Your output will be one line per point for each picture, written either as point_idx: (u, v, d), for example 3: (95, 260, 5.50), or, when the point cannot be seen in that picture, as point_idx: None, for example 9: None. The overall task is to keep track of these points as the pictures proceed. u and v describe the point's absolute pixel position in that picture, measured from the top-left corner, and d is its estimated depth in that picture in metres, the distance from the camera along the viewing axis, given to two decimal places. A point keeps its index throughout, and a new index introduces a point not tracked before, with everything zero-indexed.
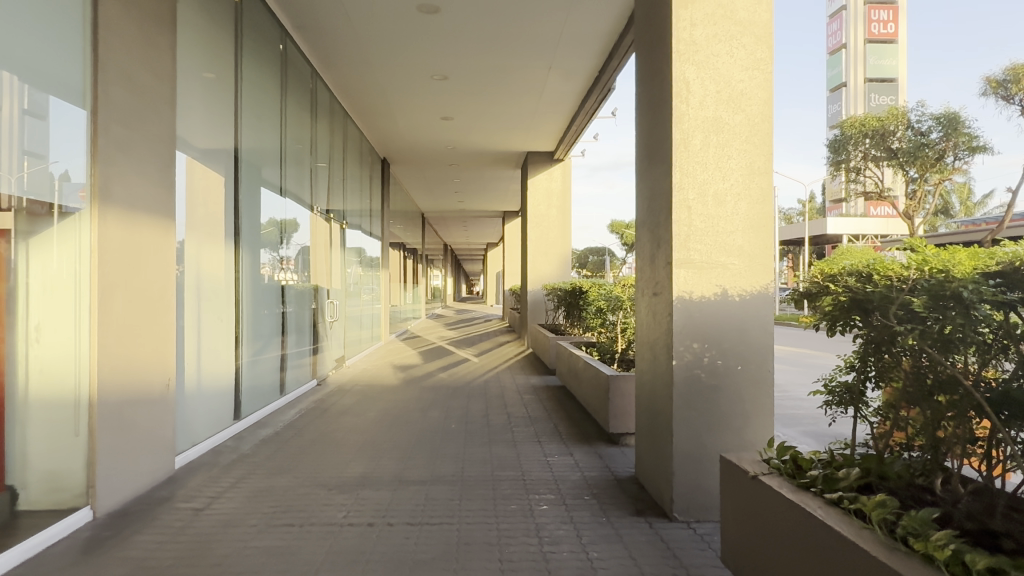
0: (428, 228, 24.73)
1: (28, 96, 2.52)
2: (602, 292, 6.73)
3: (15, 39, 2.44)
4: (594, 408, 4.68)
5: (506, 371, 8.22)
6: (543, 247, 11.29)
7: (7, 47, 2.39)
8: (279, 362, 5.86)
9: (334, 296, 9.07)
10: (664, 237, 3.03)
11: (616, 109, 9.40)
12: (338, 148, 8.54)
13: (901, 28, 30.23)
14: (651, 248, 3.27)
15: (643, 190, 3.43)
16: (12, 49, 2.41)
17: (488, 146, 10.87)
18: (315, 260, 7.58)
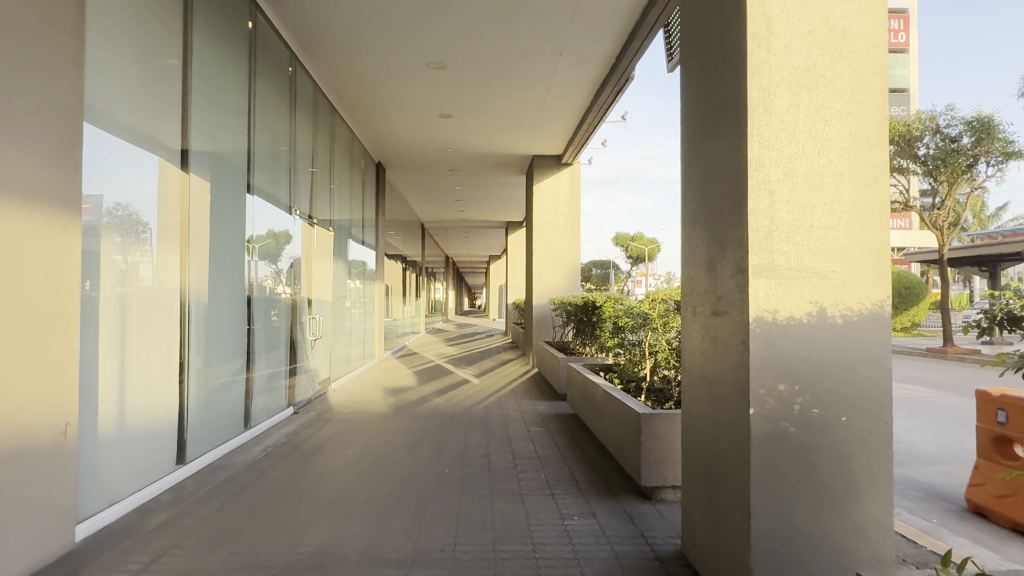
0: (430, 239, 23.98)
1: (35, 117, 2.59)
2: (621, 308, 5.85)
3: None
4: (619, 450, 3.82)
5: (510, 395, 7.35)
6: (550, 258, 10.45)
7: None
8: (245, 390, 5.00)
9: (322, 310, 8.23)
10: (732, 236, 2.19)
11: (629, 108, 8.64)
12: (325, 147, 7.72)
13: None
14: (708, 251, 2.43)
15: (694, 175, 2.60)
16: None
17: (491, 148, 10.06)
18: (300, 272, 6.75)
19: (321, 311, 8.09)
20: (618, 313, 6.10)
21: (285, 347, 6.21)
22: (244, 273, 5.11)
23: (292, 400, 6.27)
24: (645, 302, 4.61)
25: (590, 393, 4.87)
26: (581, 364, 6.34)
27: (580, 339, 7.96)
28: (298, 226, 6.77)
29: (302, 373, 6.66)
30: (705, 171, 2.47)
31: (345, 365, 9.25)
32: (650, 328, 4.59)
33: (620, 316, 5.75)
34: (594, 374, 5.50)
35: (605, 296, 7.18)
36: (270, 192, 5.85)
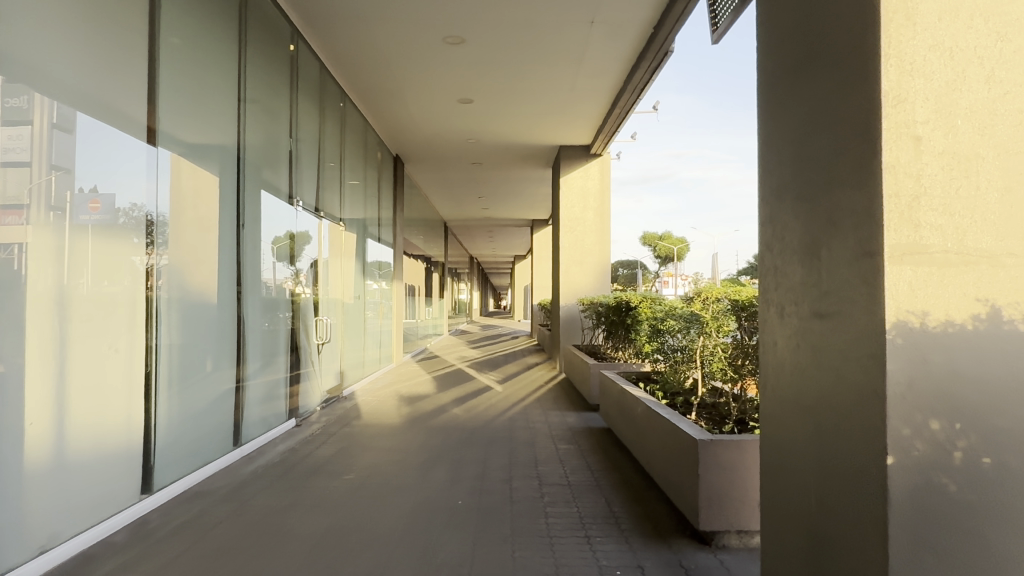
0: (454, 239, 23.44)
1: (56, 110, 2.69)
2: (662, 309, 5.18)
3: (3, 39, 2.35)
4: (668, 482, 3.17)
5: (535, 404, 6.72)
6: (578, 255, 9.79)
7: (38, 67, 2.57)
8: (238, 399, 4.43)
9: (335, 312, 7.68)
10: (854, 204, 1.54)
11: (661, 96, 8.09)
12: (336, 136, 7.16)
13: None
14: (814, 233, 1.77)
15: (788, 128, 1.94)
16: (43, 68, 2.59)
17: (515, 138, 9.45)
18: (309, 271, 6.20)
19: (336, 314, 7.53)
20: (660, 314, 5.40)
21: (292, 352, 5.64)
22: (238, 269, 4.54)
23: (297, 410, 5.70)
24: (692, 301, 3.91)
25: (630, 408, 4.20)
26: (615, 372, 5.67)
27: (614, 342, 7.29)
28: (307, 220, 6.22)
29: (311, 380, 6.08)
30: (802, 119, 1.81)
31: (360, 370, 8.69)
32: (699, 330, 3.90)
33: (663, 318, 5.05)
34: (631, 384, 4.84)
35: (641, 294, 6.49)
36: (270, 181, 5.28)
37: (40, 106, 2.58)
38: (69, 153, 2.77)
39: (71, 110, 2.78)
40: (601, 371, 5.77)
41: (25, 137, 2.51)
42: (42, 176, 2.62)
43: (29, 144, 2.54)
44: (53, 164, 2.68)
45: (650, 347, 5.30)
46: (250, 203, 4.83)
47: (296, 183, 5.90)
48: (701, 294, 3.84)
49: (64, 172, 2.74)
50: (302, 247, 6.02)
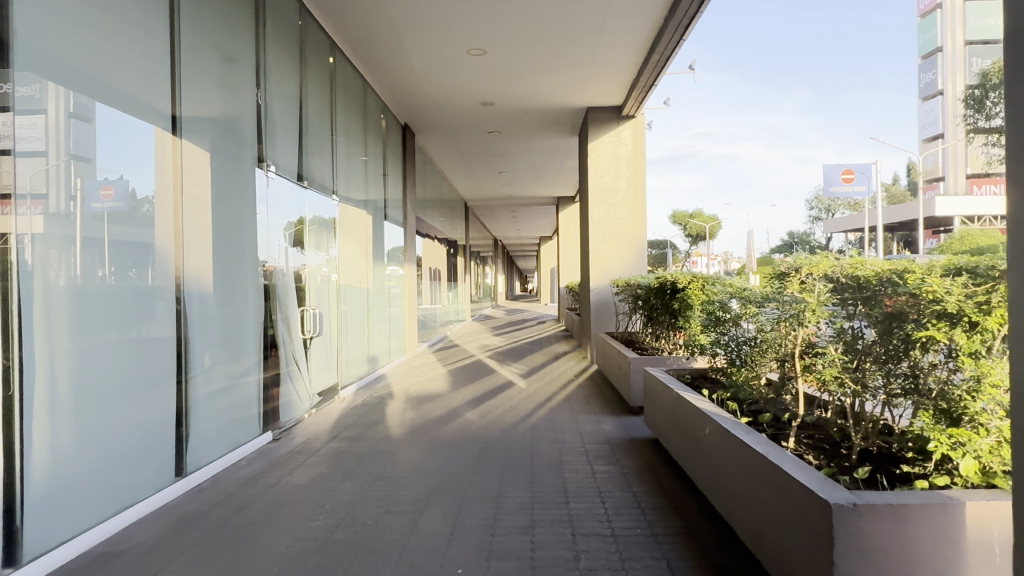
0: (475, 219, 22.37)
1: (72, 99, 2.73)
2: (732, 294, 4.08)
3: (34, 32, 2.50)
4: (775, 554, 2.10)
5: (564, 405, 5.69)
6: (610, 230, 8.68)
7: (57, 60, 2.63)
8: (180, 417, 3.41)
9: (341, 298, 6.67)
10: None
11: (694, 61, 7.56)
12: (330, 96, 6.12)
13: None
14: None
15: None
16: (61, 61, 2.65)
17: (538, 99, 8.35)
18: (292, 252, 5.16)
19: (339, 303, 6.50)
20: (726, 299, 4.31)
21: (269, 350, 4.61)
22: (176, 248, 3.49)
23: (276, 419, 4.68)
24: (792, 279, 2.82)
25: (697, 429, 3.09)
26: (663, 370, 4.56)
27: (658, 330, 6.19)
28: (290, 193, 5.15)
29: (296, 382, 5.05)
30: None
31: (368, 364, 7.69)
32: (795, 321, 2.83)
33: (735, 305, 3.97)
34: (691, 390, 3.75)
35: (693, 274, 5.38)
36: (233, 139, 4.19)
37: (54, 96, 2.62)
38: (86, 140, 2.83)
39: (87, 99, 2.83)
40: (646, 368, 4.69)
41: (40, 126, 2.54)
42: (58, 162, 2.64)
43: (45, 131, 2.58)
44: (73, 153, 2.75)
45: (713, 340, 4.22)
46: (197, 167, 3.75)
47: (273, 145, 4.80)
48: (805, 269, 2.77)
49: (82, 160, 2.80)
50: (282, 224, 4.98)
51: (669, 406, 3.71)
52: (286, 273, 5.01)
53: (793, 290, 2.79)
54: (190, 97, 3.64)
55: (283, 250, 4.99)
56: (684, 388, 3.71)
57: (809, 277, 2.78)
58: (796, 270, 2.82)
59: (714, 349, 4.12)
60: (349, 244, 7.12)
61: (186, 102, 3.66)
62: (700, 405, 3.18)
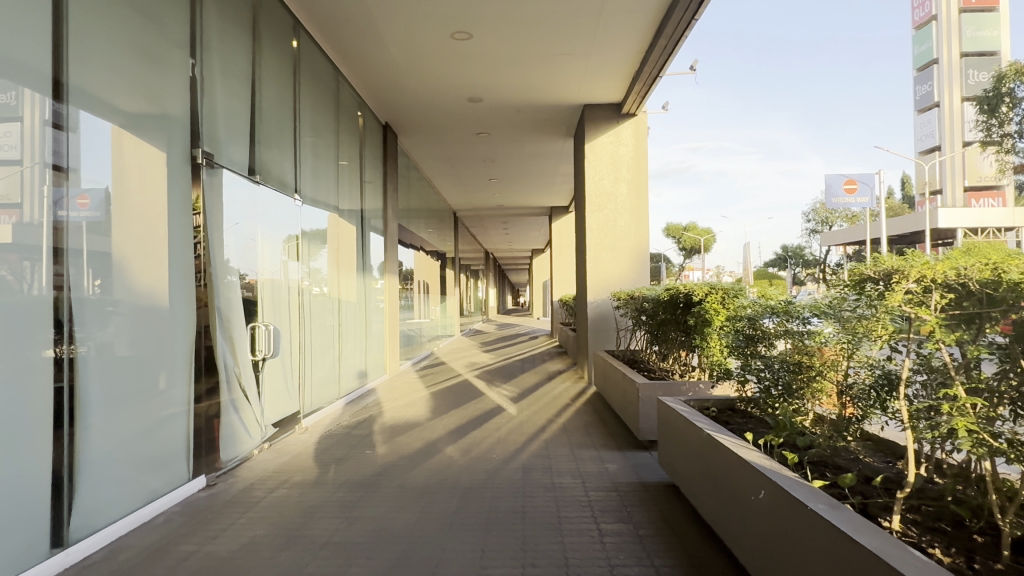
0: (466, 231, 21.60)
1: (49, 107, 2.64)
2: (780, 309, 3.31)
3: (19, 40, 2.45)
4: None
5: (561, 437, 4.91)
6: (609, 239, 7.94)
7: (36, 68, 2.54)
8: (58, 474, 2.58)
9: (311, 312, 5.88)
10: None
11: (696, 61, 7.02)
12: (294, 82, 5.36)
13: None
14: None
15: None
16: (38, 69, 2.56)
17: (530, 94, 7.63)
18: (241, 257, 4.33)
19: (307, 317, 5.65)
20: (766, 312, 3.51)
21: (202, 377, 3.74)
22: (55, 254, 2.64)
23: (212, 461, 3.83)
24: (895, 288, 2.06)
25: (749, 498, 2.27)
26: (682, 403, 3.73)
27: (671, 350, 5.41)
28: (238, 189, 4.31)
29: (241, 412, 4.19)
30: None
31: (344, 386, 6.86)
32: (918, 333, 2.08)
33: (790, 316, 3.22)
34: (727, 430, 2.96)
35: (714, 285, 4.61)
36: (152, 122, 3.37)
37: (29, 102, 2.52)
38: (64, 149, 2.73)
39: (28, 91, 2.52)
40: (661, 399, 3.90)
41: (16, 134, 2.43)
42: (39, 173, 2.57)
43: (23, 141, 2.49)
44: (50, 162, 2.64)
45: (750, 363, 3.42)
46: (96, 148, 2.93)
47: (211, 132, 3.96)
48: (915, 276, 2.02)
49: (61, 169, 2.71)
50: (224, 223, 4.11)
51: (703, 455, 2.88)
52: (229, 281, 4.14)
53: (896, 304, 2.06)
54: (84, 56, 2.83)
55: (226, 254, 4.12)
56: (720, 428, 2.89)
57: (915, 287, 2.05)
58: (900, 278, 2.05)
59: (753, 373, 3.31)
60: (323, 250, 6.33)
61: (78, 62, 2.83)
62: (751, 460, 2.35)
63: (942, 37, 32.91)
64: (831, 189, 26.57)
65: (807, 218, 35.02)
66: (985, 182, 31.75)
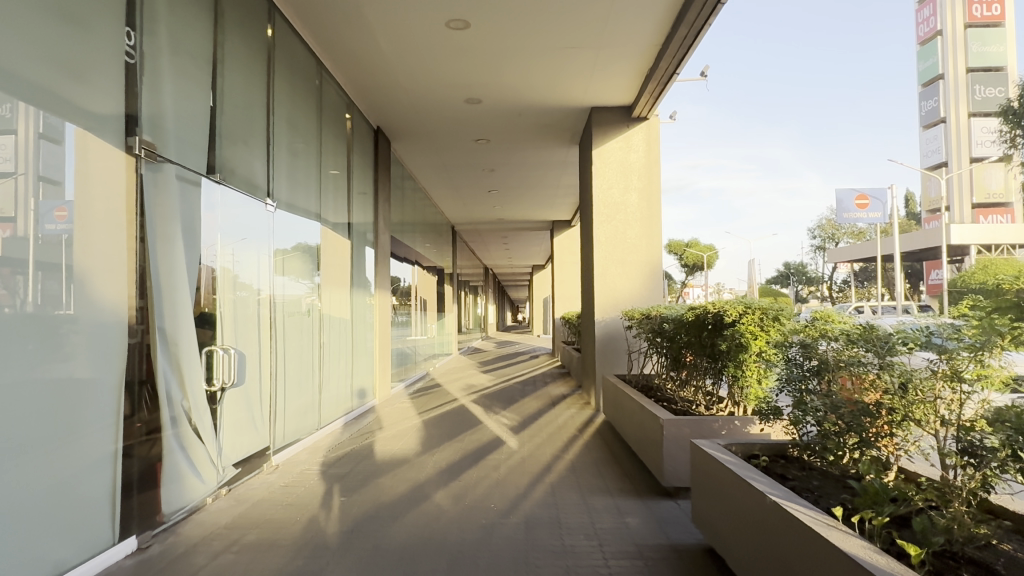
0: (464, 245, 20.95)
1: (43, 119, 2.51)
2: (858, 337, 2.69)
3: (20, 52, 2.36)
4: None
5: (569, 479, 4.25)
6: (618, 252, 7.30)
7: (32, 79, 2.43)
8: None
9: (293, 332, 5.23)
10: None
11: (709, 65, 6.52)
12: (268, 73, 4.74)
13: (1010, 12, 28.30)
14: None
15: None
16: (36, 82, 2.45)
17: (534, 95, 7.01)
18: (193, 268, 3.61)
19: (283, 338, 4.95)
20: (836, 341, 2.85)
21: (135, 414, 3.03)
22: None
23: (146, 517, 3.14)
24: None
25: None
26: (721, 446, 3.02)
27: (697, 377, 4.74)
28: (189, 187, 3.62)
29: (191, 454, 3.50)
30: None
31: (330, 413, 6.15)
32: None
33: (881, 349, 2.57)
34: (796, 494, 2.28)
35: (751, 304, 3.95)
36: (78, 101, 2.72)
37: (25, 114, 2.41)
38: (59, 163, 2.61)
39: None
40: (694, 441, 3.20)
41: (11, 146, 2.34)
42: (29, 187, 2.44)
43: (14, 153, 2.36)
44: (42, 174, 2.51)
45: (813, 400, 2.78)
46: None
47: (154, 121, 3.27)
48: None
49: (54, 184, 2.58)
50: (173, 228, 3.43)
51: (764, 531, 2.20)
52: (180, 298, 3.46)
53: None
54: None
55: (175, 264, 3.43)
56: (789, 494, 2.21)
57: None
58: None
59: (818, 418, 2.68)
60: (306, 262, 5.70)
61: None
62: (862, 556, 1.67)
63: (948, 52, 32.53)
64: (840, 205, 25.97)
65: (813, 235, 34.40)
66: (993, 199, 31.22)
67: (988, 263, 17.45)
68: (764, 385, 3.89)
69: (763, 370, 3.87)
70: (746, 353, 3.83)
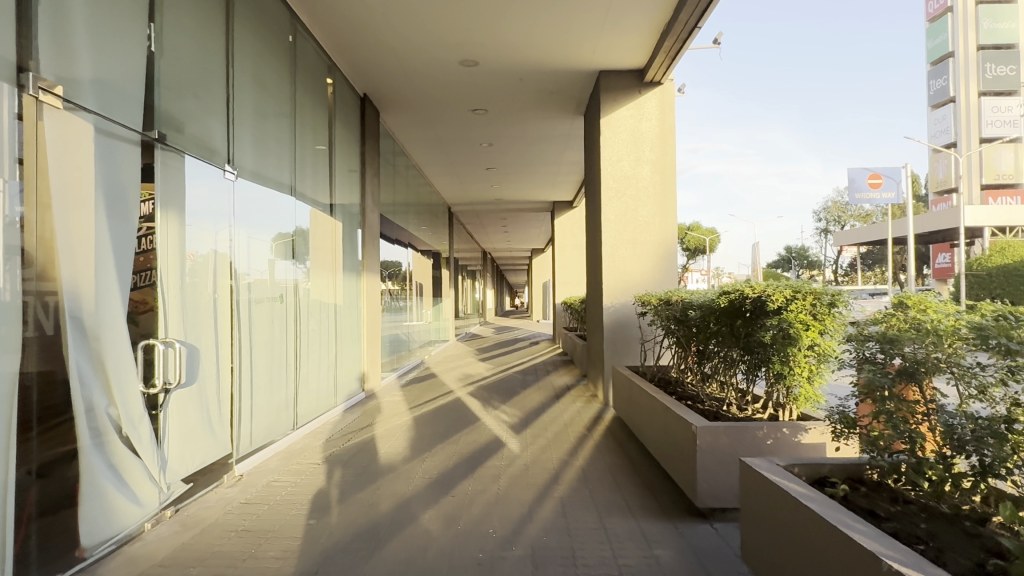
0: (461, 228, 20.23)
1: (20, 99, 2.36)
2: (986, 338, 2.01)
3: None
4: None
5: (583, 493, 3.61)
6: (629, 232, 6.63)
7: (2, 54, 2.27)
8: None
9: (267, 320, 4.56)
10: None
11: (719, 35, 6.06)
12: (227, 18, 4.03)
13: None
14: None
15: None
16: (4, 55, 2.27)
17: (538, 55, 6.31)
18: (120, 244, 2.93)
19: (251, 326, 4.27)
20: (933, 342, 2.22)
21: (34, 428, 2.36)
22: None
23: (51, 558, 2.49)
24: None
25: None
26: (781, 469, 2.36)
27: (728, 372, 4.10)
28: (114, 144, 2.93)
29: (121, 472, 2.86)
30: None
31: (312, 409, 5.49)
32: None
33: (1007, 356, 1.94)
34: (918, 554, 1.63)
35: (799, 287, 3.29)
36: None
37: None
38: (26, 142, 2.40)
39: None
40: (743, 460, 2.53)
41: None
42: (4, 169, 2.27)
43: None
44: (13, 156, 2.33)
45: (901, 413, 2.19)
46: None
47: (65, 56, 2.57)
48: None
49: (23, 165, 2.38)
50: (91, 192, 2.75)
51: None
52: (100, 280, 2.78)
53: None
54: None
55: (92, 237, 2.75)
56: (919, 560, 1.56)
57: None
58: None
59: None
60: (284, 240, 5.02)
61: None
62: None
63: (957, 29, 31.70)
64: (850, 186, 25.24)
65: (818, 218, 33.69)
66: (1003, 180, 30.51)
67: (1007, 245, 16.78)
68: (816, 385, 3.25)
69: (815, 367, 3.22)
70: (795, 347, 3.18)
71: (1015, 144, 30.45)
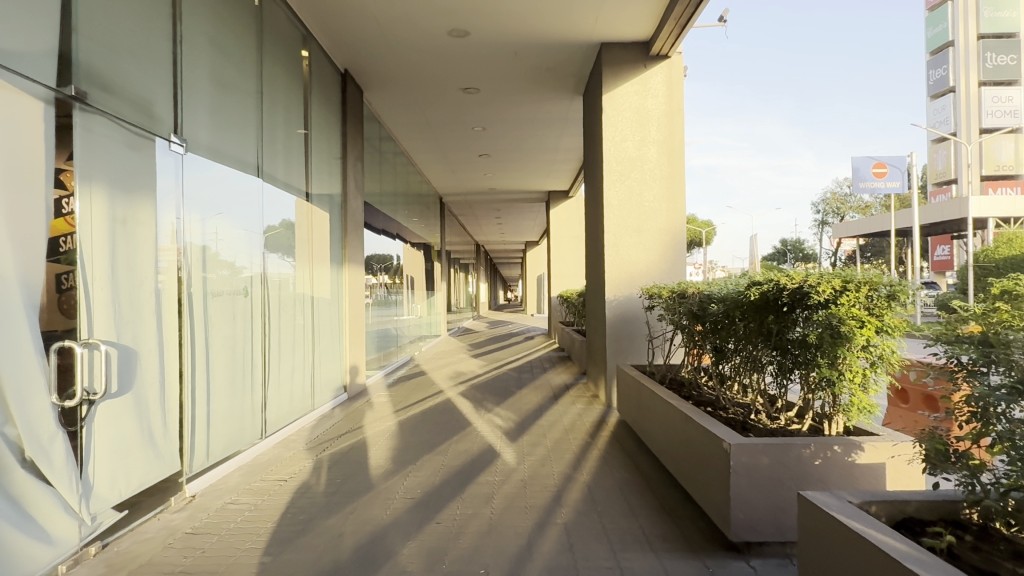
0: (454, 219, 19.69)
1: None
2: None
3: None
4: None
5: (591, 519, 3.08)
6: (634, 218, 6.10)
7: None
8: None
9: (229, 315, 4.01)
10: None
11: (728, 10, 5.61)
12: None
13: None
14: None
15: None
16: None
17: (535, 25, 5.74)
18: (24, 227, 2.36)
19: (207, 323, 3.72)
20: None
21: None
22: None
23: None
24: None
25: None
26: (857, 509, 1.82)
27: (754, 375, 3.58)
28: (16, 100, 2.35)
29: (26, 508, 2.32)
30: None
31: (285, 414, 4.94)
32: None
33: None
34: None
35: (850, 276, 2.77)
36: None
37: None
38: None
39: None
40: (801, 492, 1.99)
41: None
42: None
43: None
44: None
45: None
46: None
47: None
48: None
49: None
50: None
51: None
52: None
53: None
54: None
55: None
56: None
57: None
58: None
59: None
60: (253, 226, 4.46)
61: None
62: None
63: (958, 18, 31.25)
64: (852, 175, 24.75)
65: (817, 210, 33.18)
66: (1003, 171, 30.09)
67: (1015, 236, 16.33)
68: (869, 393, 2.74)
69: (868, 371, 2.71)
70: (846, 348, 2.67)
71: (1015, 135, 29.99)
